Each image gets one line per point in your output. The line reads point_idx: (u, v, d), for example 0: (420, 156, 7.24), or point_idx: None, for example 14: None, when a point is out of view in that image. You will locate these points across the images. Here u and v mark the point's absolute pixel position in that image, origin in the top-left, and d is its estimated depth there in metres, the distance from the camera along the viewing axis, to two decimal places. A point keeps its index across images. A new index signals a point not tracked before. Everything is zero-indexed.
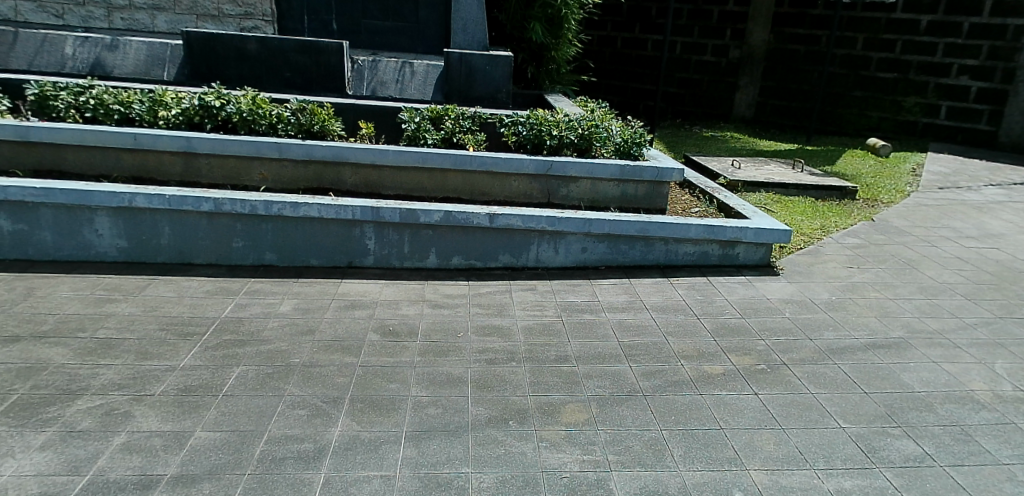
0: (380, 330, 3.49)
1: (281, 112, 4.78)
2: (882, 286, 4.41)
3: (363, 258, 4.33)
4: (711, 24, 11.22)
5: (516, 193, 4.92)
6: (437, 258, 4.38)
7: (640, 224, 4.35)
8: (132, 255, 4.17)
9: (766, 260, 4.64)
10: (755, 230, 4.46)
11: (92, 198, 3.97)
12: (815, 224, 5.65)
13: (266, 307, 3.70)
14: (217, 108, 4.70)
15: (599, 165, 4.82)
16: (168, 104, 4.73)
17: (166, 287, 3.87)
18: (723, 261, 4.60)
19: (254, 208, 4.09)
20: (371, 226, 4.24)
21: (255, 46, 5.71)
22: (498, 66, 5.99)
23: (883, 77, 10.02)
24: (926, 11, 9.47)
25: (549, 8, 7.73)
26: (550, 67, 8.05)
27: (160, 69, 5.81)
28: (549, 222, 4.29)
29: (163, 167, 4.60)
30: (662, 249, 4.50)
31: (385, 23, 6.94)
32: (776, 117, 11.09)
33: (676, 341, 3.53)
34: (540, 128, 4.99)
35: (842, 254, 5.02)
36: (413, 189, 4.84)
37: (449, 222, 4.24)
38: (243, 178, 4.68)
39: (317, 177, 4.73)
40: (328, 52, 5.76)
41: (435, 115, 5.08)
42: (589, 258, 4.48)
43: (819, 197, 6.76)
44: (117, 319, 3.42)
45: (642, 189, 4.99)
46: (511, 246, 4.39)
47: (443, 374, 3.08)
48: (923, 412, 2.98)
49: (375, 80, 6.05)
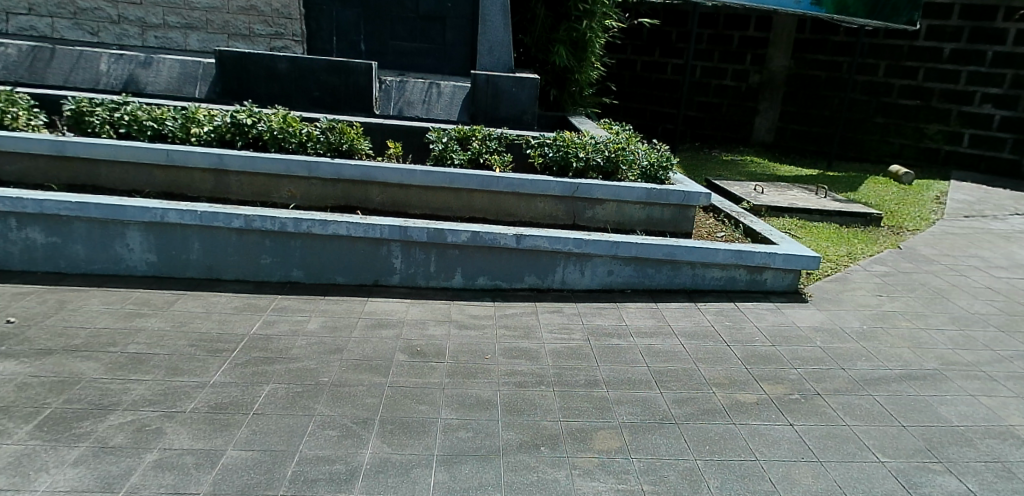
0: (408, 350, 3.47)
1: (311, 131, 4.84)
2: (913, 316, 4.33)
3: (389, 276, 4.34)
4: (731, 49, 11.34)
5: (542, 214, 4.93)
6: (462, 278, 4.38)
7: (667, 247, 4.33)
8: (162, 270, 4.19)
9: (793, 286, 4.58)
10: (784, 256, 4.42)
11: (125, 212, 4.02)
12: (841, 251, 5.62)
13: (294, 324, 3.70)
14: (249, 126, 4.78)
15: (625, 187, 4.82)
16: (201, 121, 4.78)
17: (195, 302, 3.88)
18: (751, 286, 4.54)
19: (284, 225, 4.12)
20: (398, 244, 4.26)
21: (286, 65, 5.69)
22: (524, 88, 6.01)
23: (905, 104, 10.09)
24: (949, 39, 9.59)
25: (574, 32, 7.76)
26: (573, 89, 8.08)
27: (192, 86, 5.75)
28: (576, 244, 4.29)
29: (193, 183, 4.65)
30: (690, 273, 4.47)
31: (411, 45, 6.84)
32: (796, 141, 11.14)
33: (707, 368, 3.47)
34: (566, 150, 5.02)
35: (871, 282, 4.94)
36: (440, 209, 4.87)
37: (476, 242, 4.24)
38: (272, 195, 4.73)
39: (345, 195, 4.77)
40: (357, 71, 5.73)
41: (462, 135, 5.13)
42: (615, 280, 4.45)
43: (843, 224, 6.75)
44: (147, 334, 3.44)
45: (667, 212, 4.98)
46: (537, 267, 4.38)
47: (473, 396, 3.06)
48: (963, 447, 2.91)
49: (402, 100, 6.02)
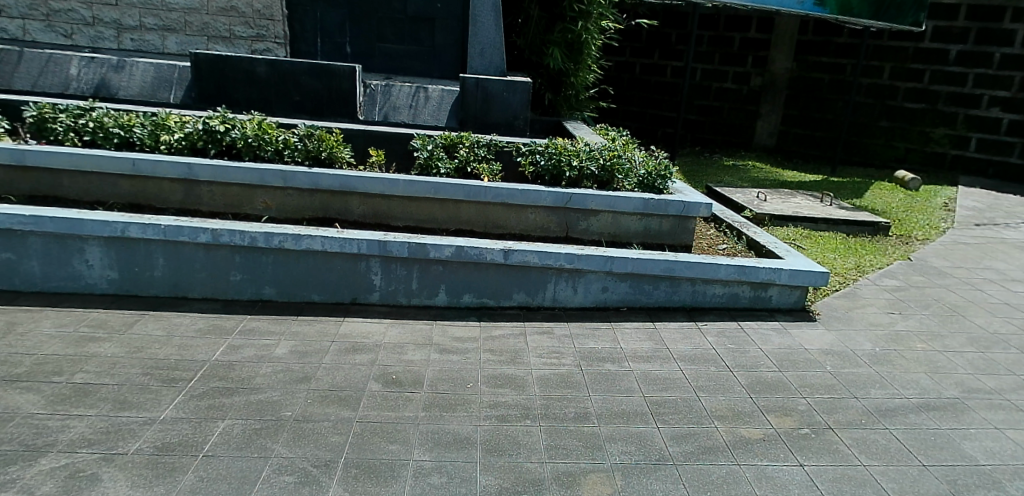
0: (382, 379, 3.19)
1: (288, 138, 4.57)
2: (929, 337, 4.04)
3: (368, 294, 4.05)
4: (732, 51, 11.08)
5: (533, 225, 4.65)
6: (447, 295, 4.10)
7: (665, 263, 4.05)
8: (124, 287, 3.91)
9: (800, 303, 4.30)
10: (790, 271, 4.14)
11: (83, 227, 3.74)
12: (849, 264, 5.35)
13: (261, 349, 3.41)
14: (221, 133, 4.49)
15: (621, 198, 4.54)
16: (171, 128, 4.51)
17: (156, 324, 3.60)
18: (755, 304, 4.26)
19: (254, 239, 3.84)
20: (378, 259, 3.98)
21: (265, 69, 5.42)
22: (516, 92, 5.72)
23: (910, 107, 9.82)
24: (956, 41, 9.33)
25: (569, 34, 7.48)
26: (568, 93, 7.79)
27: (167, 91, 5.49)
28: (568, 259, 4.01)
29: (162, 194, 4.37)
30: (690, 289, 4.18)
31: (399, 47, 6.57)
32: (799, 146, 10.88)
33: (708, 398, 3.18)
34: (559, 158, 4.74)
35: (882, 297, 4.66)
36: (424, 221, 4.60)
37: (461, 258, 3.97)
38: (246, 207, 4.45)
39: (323, 206, 4.50)
40: (340, 75, 5.44)
41: (449, 142, 4.84)
42: (610, 298, 4.17)
43: (850, 233, 6.47)
44: (98, 362, 3.16)
45: (666, 223, 4.70)
46: (527, 284, 4.10)
47: (449, 433, 2.77)
48: (992, 491, 2.62)
49: (387, 105, 5.74)
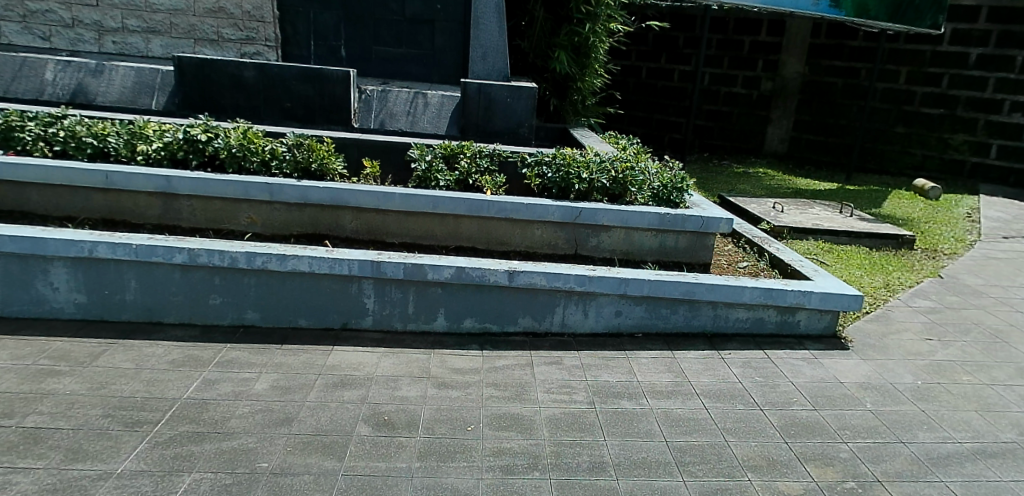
0: (373, 421, 2.85)
1: (276, 148, 4.23)
2: (975, 367, 3.69)
3: (360, 318, 3.71)
4: (741, 54, 10.75)
5: (539, 242, 4.32)
6: (446, 321, 3.76)
7: (685, 285, 3.71)
8: (93, 312, 3.58)
9: (830, 329, 3.96)
10: (821, 295, 3.80)
11: (47, 246, 3.41)
12: (877, 282, 5.00)
13: (239, 385, 3.07)
14: (203, 143, 4.14)
15: (635, 212, 4.20)
16: (149, 136, 4.17)
17: (125, 354, 3.26)
18: (781, 329, 3.92)
19: (234, 260, 3.51)
20: (371, 281, 3.64)
21: (253, 73, 5.09)
22: (521, 98, 5.40)
23: (928, 112, 9.47)
24: (976, 44, 9.00)
25: (576, 36, 7.15)
26: (575, 98, 7.45)
27: (148, 97, 5.16)
28: (578, 281, 3.67)
29: (139, 209, 4.05)
30: (710, 314, 3.84)
31: (397, 50, 6.25)
32: (811, 152, 10.54)
33: (738, 444, 2.83)
34: (568, 170, 4.40)
35: (918, 321, 4.31)
36: (422, 237, 4.27)
37: (461, 280, 3.63)
38: (229, 223, 4.13)
39: (313, 222, 4.17)
40: (333, 80, 5.14)
41: (449, 152, 4.50)
42: (624, 323, 3.83)
43: (873, 247, 6.13)
44: (54, 401, 2.82)
45: (683, 240, 4.36)
46: (533, 308, 3.76)
47: (447, 489, 2.43)
48: None
49: (383, 112, 5.38)
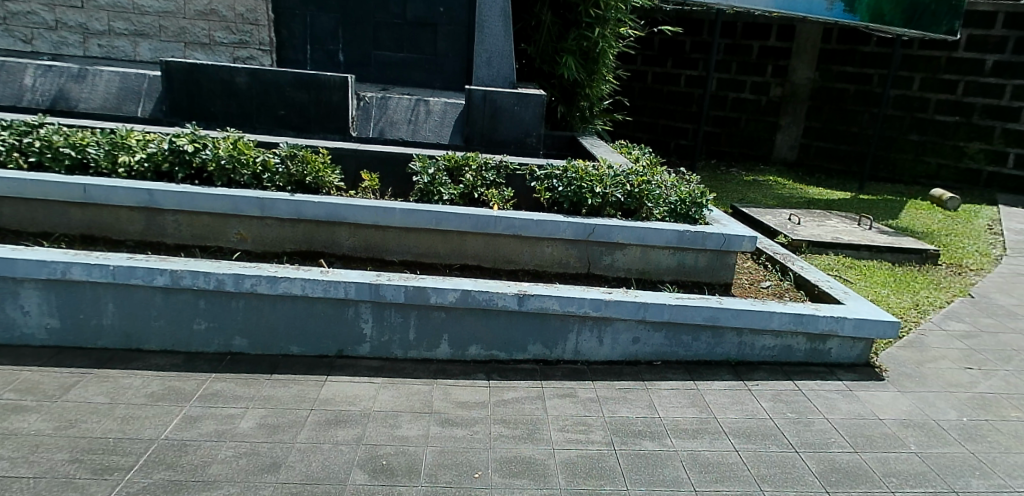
0: (370, 466, 2.56)
1: (268, 159, 3.96)
2: (1021, 401, 3.42)
3: (357, 345, 3.43)
4: (750, 60, 10.50)
5: (549, 260, 4.04)
6: (450, 347, 3.48)
7: (709, 310, 3.43)
8: (67, 338, 3.30)
9: (863, 358, 3.69)
10: (855, 321, 3.53)
11: (16, 267, 3.14)
12: (906, 302, 4.74)
13: (223, 422, 2.79)
14: (191, 154, 3.89)
15: (652, 230, 3.92)
16: (132, 147, 3.92)
17: (98, 387, 2.98)
18: (810, 357, 3.65)
19: (221, 283, 3.23)
20: (369, 305, 3.36)
21: (245, 79, 4.83)
22: (529, 106, 5.13)
23: (943, 120, 9.20)
24: (992, 50, 8.74)
25: (584, 41, 6.89)
26: (582, 105, 7.19)
27: (133, 104, 4.89)
28: (594, 306, 3.39)
29: (120, 224, 3.78)
30: (735, 341, 3.57)
31: (398, 55, 5.98)
32: (822, 160, 10.27)
33: (776, 493, 2.55)
34: (580, 183, 4.12)
35: (954, 347, 4.04)
36: (424, 254, 3.99)
37: (467, 304, 3.35)
38: (218, 240, 3.86)
39: (307, 238, 3.90)
40: (330, 86, 4.88)
41: (453, 164, 4.23)
42: (642, 350, 3.55)
43: (896, 262, 5.86)
44: (15, 444, 2.54)
45: (702, 259, 4.08)
46: (545, 334, 3.48)
47: None
48: None
49: (383, 120, 5.12)
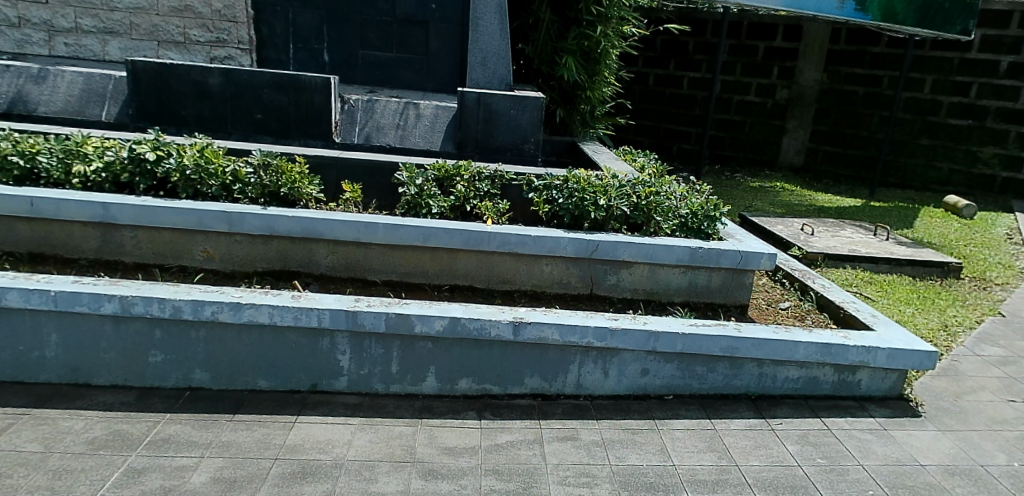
0: None
1: (238, 168, 3.58)
2: None
3: (333, 379, 3.07)
4: (755, 61, 10.14)
5: (548, 280, 3.68)
6: (437, 381, 3.11)
7: (727, 340, 3.07)
8: (5, 372, 2.94)
9: (896, 390, 3.33)
10: (888, 351, 3.17)
11: None
12: (934, 322, 4.38)
13: (172, 475, 2.42)
14: (153, 163, 3.52)
15: (662, 247, 3.55)
16: (88, 155, 3.55)
17: (33, 431, 2.61)
18: (838, 390, 3.29)
19: (178, 310, 2.86)
20: (345, 335, 2.99)
21: (218, 80, 4.48)
22: (526, 110, 4.78)
23: (956, 124, 8.85)
24: (1008, 51, 8.39)
25: (585, 40, 6.52)
26: (583, 108, 6.84)
27: (97, 107, 4.55)
28: (598, 335, 3.02)
29: (73, 241, 3.41)
30: (755, 373, 3.20)
31: (387, 55, 5.62)
32: (830, 165, 9.93)
33: None
34: (582, 195, 3.75)
35: (992, 376, 3.68)
36: (410, 273, 3.63)
37: (456, 333, 2.98)
38: (182, 258, 3.49)
39: (281, 257, 3.53)
40: (310, 88, 4.51)
41: (444, 174, 3.86)
42: (651, 383, 3.19)
43: (917, 276, 5.51)
44: None
45: (716, 278, 3.72)
46: (543, 366, 3.11)
47: None
48: None
49: (369, 124, 4.78)
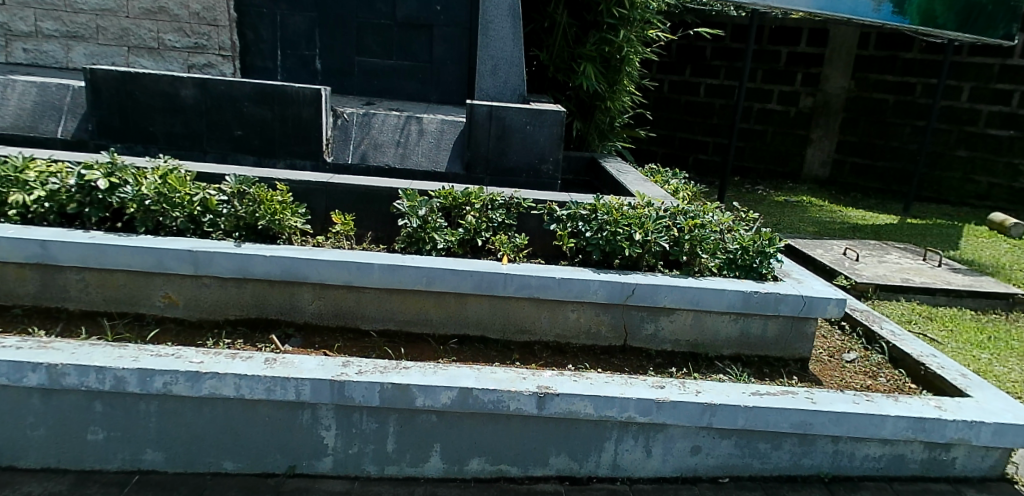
0: None
1: (208, 198, 3.03)
2: None
3: (315, 460, 2.51)
4: (778, 67, 9.57)
5: (573, 328, 3.11)
6: (442, 462, 2.55)
7: (799, 414, 2.49)
8: None
9: (998, 470, 2.74)
10: (995, 427, 2.57)
11: None
12: (1015, 371, 3.79)
13: None
14: (106, 192, 2.96)
15: (711, 292, 2.98)
16: (28, 184, 2.99)
17: None
18: (928, 469, 2.70)
19: (120, 381, 2.30)
20: (329, 408, 2.43)
21: (192, 92, 3.97)
22: (543, 125, 4.22)
23: (995, 135, 8.25)
24: None
25: (606, 45, 5.98)
26: (601, 120, 6.29)
27: (51, 122, 4.07)
28: (640, 408, 2.44)
29: (8, 285, 2.87)
30: (830, 450, 2.62)
31: (386, 62, 5.09)
32: (859, 178, 9.33)
33: None
34: (612, 228, 3.19)
35: None
36: (411, 321, 3.07)
37: (466, 407, 2.41)
38: (141, 304, 2.95)
39: (258, 302, 2.98)
40: (298, 100, 4.00)
41: (451, 202, 3.30)
42: (703, 463, 2.61)
43: (980, 309, 4.91)
44: None
45: (772, 326, 3.14)
46: (572, 444, 2.54)
47: None
48: None
49: (365, 142, 4.23)
